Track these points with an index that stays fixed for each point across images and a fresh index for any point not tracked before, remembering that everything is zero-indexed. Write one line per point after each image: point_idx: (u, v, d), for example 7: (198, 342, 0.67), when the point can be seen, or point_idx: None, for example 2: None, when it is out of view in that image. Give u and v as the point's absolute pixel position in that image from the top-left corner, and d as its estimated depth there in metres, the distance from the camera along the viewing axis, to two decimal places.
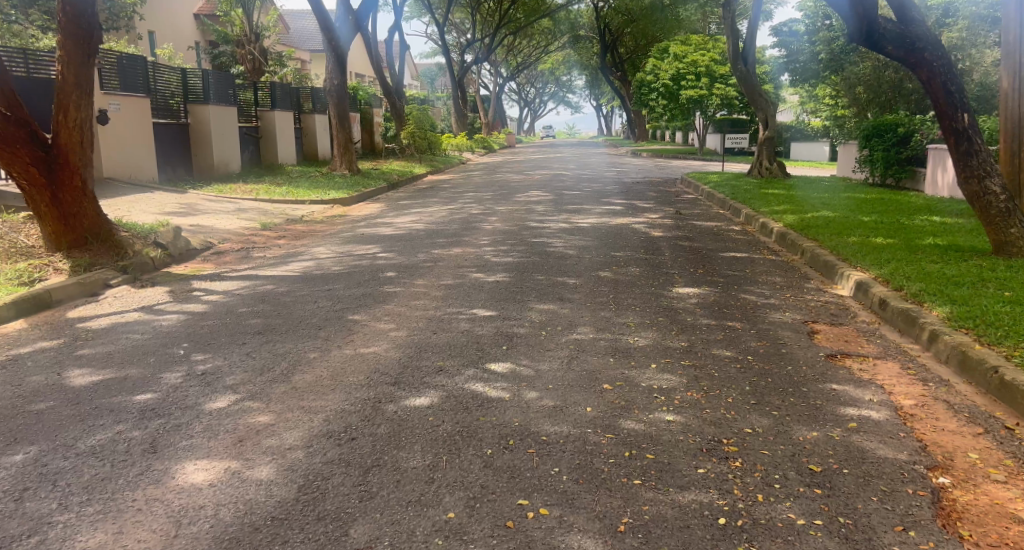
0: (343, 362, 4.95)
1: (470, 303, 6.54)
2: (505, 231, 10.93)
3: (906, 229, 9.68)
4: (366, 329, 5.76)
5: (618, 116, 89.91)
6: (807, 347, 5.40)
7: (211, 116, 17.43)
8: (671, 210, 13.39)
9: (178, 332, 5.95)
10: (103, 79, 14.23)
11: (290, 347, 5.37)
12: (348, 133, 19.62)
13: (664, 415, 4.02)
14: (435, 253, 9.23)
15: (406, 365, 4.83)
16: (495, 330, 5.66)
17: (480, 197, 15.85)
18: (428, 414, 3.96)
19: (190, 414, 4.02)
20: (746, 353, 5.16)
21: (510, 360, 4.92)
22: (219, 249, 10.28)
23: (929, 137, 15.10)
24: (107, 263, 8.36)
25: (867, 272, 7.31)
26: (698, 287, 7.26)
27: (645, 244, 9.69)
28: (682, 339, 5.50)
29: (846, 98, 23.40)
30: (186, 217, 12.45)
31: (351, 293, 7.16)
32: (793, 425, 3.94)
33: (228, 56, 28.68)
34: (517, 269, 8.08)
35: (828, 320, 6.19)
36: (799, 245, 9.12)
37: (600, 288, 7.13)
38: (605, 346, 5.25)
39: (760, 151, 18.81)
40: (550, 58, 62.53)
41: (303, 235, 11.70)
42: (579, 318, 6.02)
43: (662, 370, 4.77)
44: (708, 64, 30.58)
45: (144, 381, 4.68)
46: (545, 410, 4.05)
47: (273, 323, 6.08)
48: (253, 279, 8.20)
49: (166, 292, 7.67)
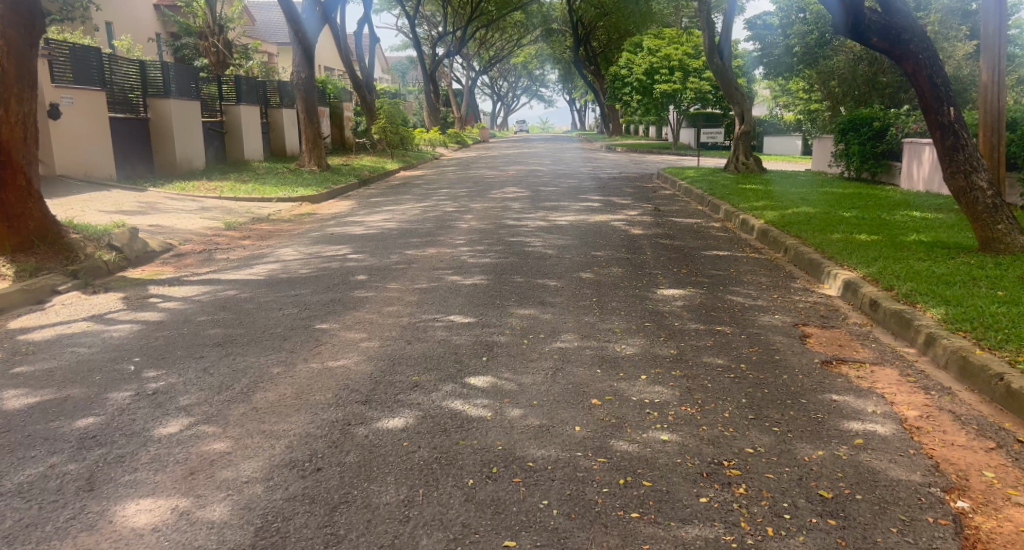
0: (310, 377, 4.59)
1: (446, 309, 6.19)
2: (480, 229, 10.60)
3: (889, 225, 9.48)
4: (335, 339, 5.39)
5: (591, 111, 89.81)
6: (801, 353, 5.10)
7: (172, 110, 16.83)
8: (649, 206, 13.16)
9: (129, 345, 5.56)
10: (55, 72, 13.60)
11: (251, 360, 4.99)
12: (315, 128, 19.07)
13: (659, 434, 3.70)
14: (408, 254, 8.87)
15: (378, 381, 4.46)
16: (473, 338, 5.32)
17: (454, 194, 15.48)
18: (401, 438, 3.61)
19: (136, 442, 3.67)
20: (738, 361, 4.87)
21: (491, 373, 4.59)
22: (180, 251, 9.82)
23: (904, 131, 14.99)
24: (55, 268, 7.90)
25: (854, 271, 7.07)
26: (683, 288, 6.99)
27: (625, 242, 9.41)
28: (671, 346, 5.21)
29: (820, 92, 23.35)
30: (144, 216, 11.92)
31: (319, 298, 6.77)
32: (797, 441, 3.62)
33: (192, 50, 27.98)
34: (494, 270, 7.76)
35: (818, 323, 5.91)
36: (782, 242, 8.88)
37: (582, 291, 6.83)
38: (591, 356, 4.94)
39: (736, 146, 18.70)
40: (523, 52, 62.33)
41: (269, 235, 11.26)
42: (561, 324, 5.71)
43: (653, 382, 4.46)
44: (681, 58, 30.44)
45: (88, 403, 4.32)
46: (530, 430, 3.72)
47: (234, 333, 5.69)
48: (215, 284, 7.77)
49: (120, 299, 7.23)
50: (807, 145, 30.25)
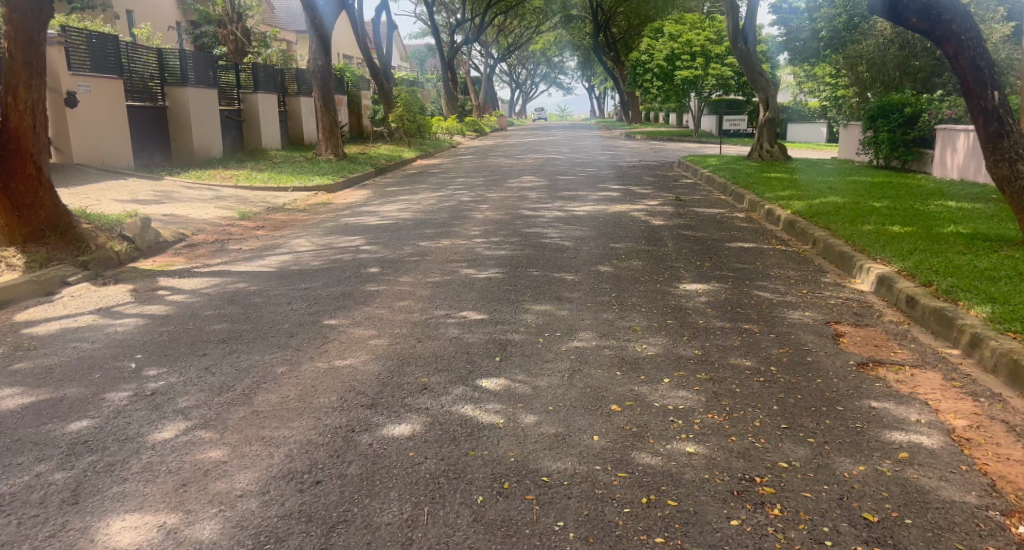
0: (314, 378, 4.36)
1: (458, 304, 5.95)
2: (496, 220, 10.35)
3: (923, 216, 9.10)
4: (344, 336, 5.17)
5: (610, 98, 89.09)
6: (835, 354, 4.80)
7: (189, 98, 16.68)
8: (670, 196, 12.84)
9: (134, 341, 5.36)
10: (72, 60, 13.43)
11: (254, 359, 4.76)
12: (332, 117, 18.88)
13: (684, 445, 3.44)
14: (421, 245, 8.63)
15: (385, 383, 4.22)
16: (486, 336, 5.09)
17: (470, 183, 15.23)
18: (407, 447, 3.38)
19: (130, 448, 3.45)
20: (768, 364, 4.59)
21: (504, 375, 4.34)
22: (193, 241, 9.65)
23: (936, 117, 14.52)
24: (66, 258, 7.74)
25: (888, 265, 6.73)
26: (706, 283, 6.68)
27: (646, 233, 9.13)
28: (695, 346, 4.93)
29: (847, 77, 22.81)
30: (160, 205, 11.79)
31: (329, 292, 6.55)
32: (836, 456, 3.34)
33: (211, 38, 27.95)
34: (510, 263, 7.50)
35: (852, 321, 5.60)
36: (810, 234, 8.55)
37: (601, 285, 6.56)
38: (610, 357, 4.68)
39: (759, 134, 18.26)
40: (542, 38, 61.86)
41: (283, 225, 11.08)
42: (578, 322, 5.45)
43: (677, 386, 4.20)
44: (703, 44, 29.90)
45: (84, 403, 4.09)
46: (544, 441, 3.46)
47: (240, 329, 5.48)
48: (225, 276, 7.59)
49: (129, 291, 7.05)
50: (831, 132, 29.72)
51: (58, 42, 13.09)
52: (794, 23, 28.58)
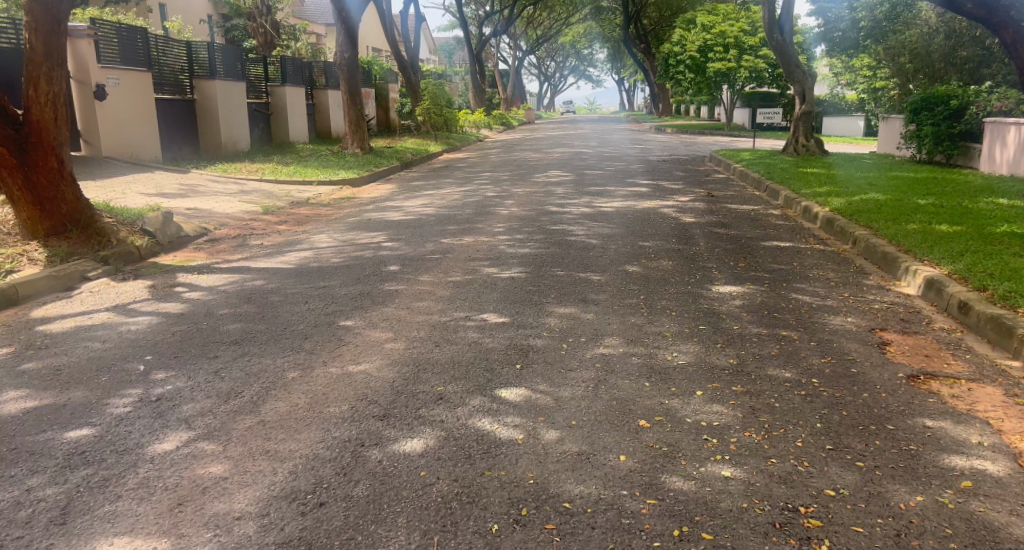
0: (326, 384, 4.13)
1: (479, 307, 5.70)
2: (521, 216, 10.09)
3: (972, 214, 8.67)
4: (360, 339, 4.96)
5: (639, 90, 88.30)
6: (881, 366, 4.48)
7: (217, 91, 16.61)
8: (701, 191, 12.48)
9: (144, 342, 5.03)
10: (101, 52, 13.37)
11: (266, 362, 4.52)
12: (359, 110, 18.73)
13: (720, 469, 3.17)
14: (444, 242, 8.40)
15: (399, 392, 3.99)
16: (507, 342, 4.85)
17: (496, 178, 14.98)
18: (418, 466, 3.14)
19: (127, 461, 3.20)
20: (810, 376, 4.28)
21: (525, 384, 4.08)
22: (215, 236, 9.50)
23: (985, 110, 13.97)
24: (86, 253, 7.59)
25: (937, 267, 6.36)
26: (741, 286, 6.36)
27: (676, 231, 8.80)
28: (730, 354, 4.64)
29: (888, 69, 22.20)
30: (186, 199, 11.70)
31: (347, 291, 6.33)
32: (889, 483, 3.05)
33: (242, 31, 27.97)
34: (534, 262, 7.23)
35: (899, 328, 5.27)
36: (851, 233, 8.18)
37: (629, 287, 6.27)
38: (638, 366, 4.40)
39: (795, 127, 17.77)
40: (571, 30, 61.23)
41: (306, 220, 10.93)
42: (604, 327, 5.18)
43: (710, 400, 3.92)
44: (737, 35, 29.22)
45: (87, 408, 3.79)
46: (567, 460, 3.21)
47: (253, 330, 5.25)
48: (243, 273, 7.42)
49: (147, 287, 6.89)
50: (869, 126, 28.87)
51: (87, 34, 13.04)
52: (833, 13, 27.78)
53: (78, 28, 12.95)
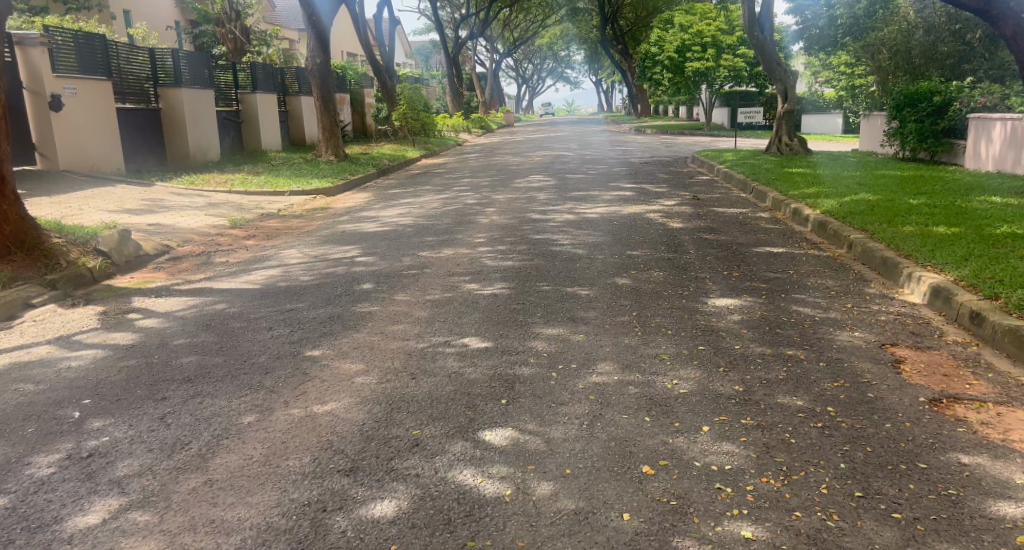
0: (286, 431, 3.65)
1: (460, 330, 5.25)
2: (502, 225, 9.65)
3: (967, 214, 8.35)
4: (329, 373, 4.48)
5: (618, 91, 88.26)
6: (900, 389, 4.06)
7: (184, 99, 16.02)
8: (687, 194, 12.14)
9: (84, 382, 4.51)
10: (56, 60, 12.75)
11: (219, 404, 4.03)
12: (332, 117, 18.20)
13: (739, 528, 2.78)
14: (422, 256, 7.95)
15: (369, 438, 3.53)
16: (491, 372, 4.39)
17: (476, 184, 14.54)
18: (389, 538, 2.75)
19: (40, 542, 2.74)
20: (824, 403, 3.87)
21: (511, 424, 3.65)
22: (178, 254, 8.98)
23: (969, 106, 13.77)
24: (32, 278, 7.05)
25: (942, 273, 5.99)
26: (738, 298, 5.95)
27: (665, 238, 8.43)
28: (735, 379, 4.22)
29: (867, 65, 22.04)
30: (148, 214, 11.16)
31: (315, 315, 5.87)
32: (933, 542, 2.69)
33: (211, 38, 27.32)
34: (517, 277, 6.80)
35: (910, 342, 4.88)
36: (846, 237, 7.81)
37: (620, 303, 5.85)
38: (636, 398, 3.96)
39: (777, 127, 17.50)
40: (547, 32, 60.99)
41: (277, 233, 10.42)
42: (596, 351, 4.74)
43: (719, 437, 3.50)
44: (714, 34, 29.03)
45: (4, 470, 3.29)
46: (563, 523, 2.82)
47: (210, 365, 4.75)
48: (204, 295, 6.92)
49: (97, 315, 6.36)
50: (848, 123, 28.83)
51: (40, 42, 12.40)
52: (811, 11, 27.73)
53: (29, 37, 12.32)
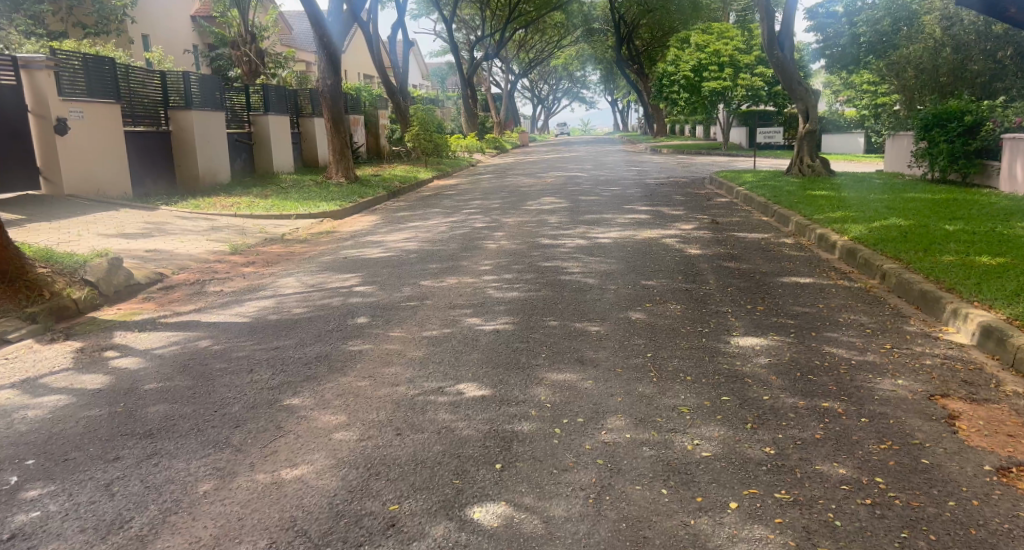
0: (246, 504, 3.16)
1: (456, 375, 4.73)
2: (511, 251, 9.16)
3: (1011, 242, 7.75)
4: (305, 427, 3.98)
5: (634, 111, 87.94)
6: (959, 454, 3.50)
7: (192, 121, 15.73)
8: (706, 218, 11.62)
9: (35, 437, 4.04)
10: (62, 84, 12.48)
11: (175, 467, 3.54)
12: (343, 139, 17.84)
13: None
14: (423, 286, 7.48)
15: (339, 514, 3.04)
16: (486, 427, 3.87)
17: (486, 206, 14.08)
18: None
19: None
20: (871, 470, 3.33)
21: (505, 498, 3.13)
22: (171, 283, 8.56)
23: (1003, 126, 13.20)
24: (9, 312, 6.63)
25: (992, 311, 5.42)
26: (763, 337, 5.40)
27: (682, 266, 7.89)
28: (764, 439, 3.68)
29: (889, 84, 21.48)
30: (147, 240, 10.78)
31: (302, 354, 5.39)
32: None
33: (226, 61, 27.67)
34: (523, 310, 6.29)
35: (964, 393, 4.31)
36: (878, 266, 7.25)
37: (633, 342, 5.32)
38: (651, 463, 3.43)
39: (799, 148, 16.91)
40: (563, 53, 60.83)
41: (277, 260, 9.99)
42: (606, 402, 4.20)
43: (748, 517, 2.97)
44: (731, 53, 28.64)
45: None
46: None
47: (176, 416, 4.27)
48: (190, 329, 6.46)
49: (72, 353, 5.91)
50: (869, 142, 28.55)
51: (46, 66, 12.05)
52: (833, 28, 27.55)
53: (35, 60, 11.98)
